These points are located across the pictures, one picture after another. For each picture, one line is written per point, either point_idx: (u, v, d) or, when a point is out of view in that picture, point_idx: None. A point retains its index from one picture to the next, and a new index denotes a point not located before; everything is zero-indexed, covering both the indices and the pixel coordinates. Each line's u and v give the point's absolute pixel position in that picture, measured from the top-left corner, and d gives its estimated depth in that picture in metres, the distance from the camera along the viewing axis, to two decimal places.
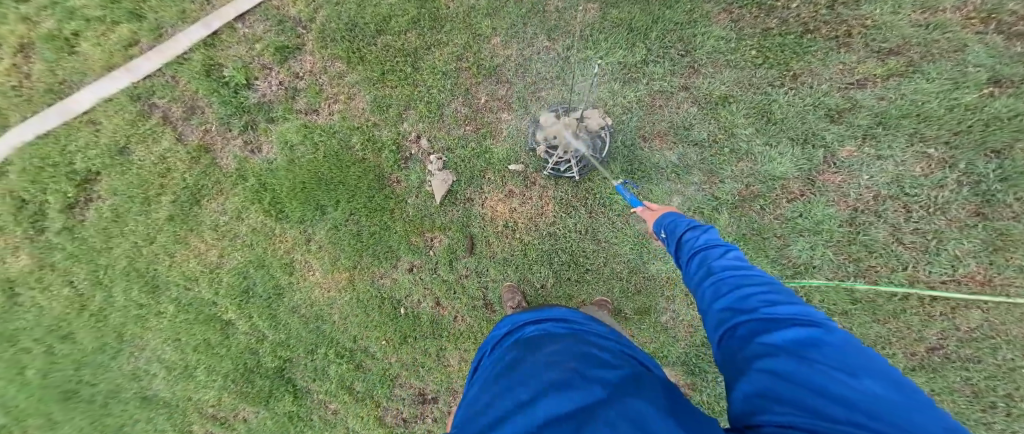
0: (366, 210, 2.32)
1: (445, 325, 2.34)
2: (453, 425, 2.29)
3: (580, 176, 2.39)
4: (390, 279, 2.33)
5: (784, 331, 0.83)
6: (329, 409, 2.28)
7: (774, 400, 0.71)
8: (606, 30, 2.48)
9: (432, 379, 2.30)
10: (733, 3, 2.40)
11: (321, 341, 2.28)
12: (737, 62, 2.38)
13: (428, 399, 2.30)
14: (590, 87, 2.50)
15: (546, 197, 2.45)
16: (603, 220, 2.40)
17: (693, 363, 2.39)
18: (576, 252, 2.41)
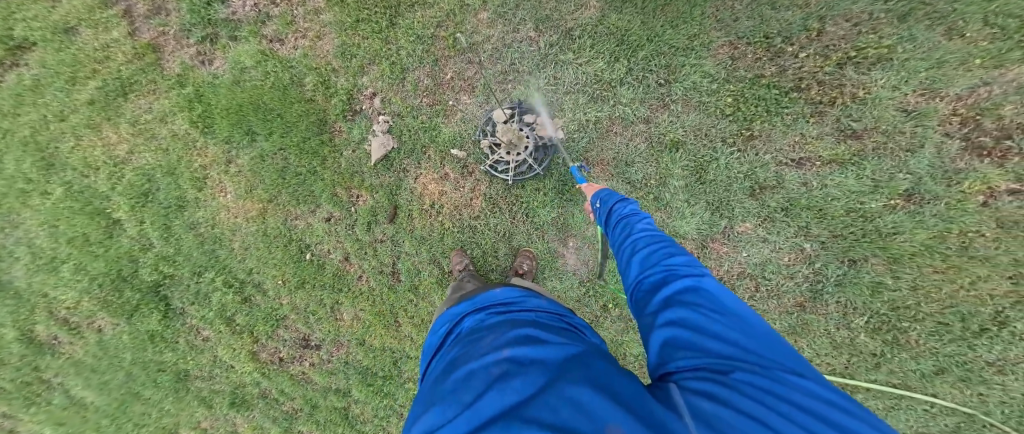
0: (297, 148, 2.38)
1: (349, 282, 2.45)
2: (326, 373, 2.48)
3: (514, 181, 2.36)
4: (302, 224, 2.43)
5: (676, 283, 1.01)
6: (197, 336, 2.48)
7: (681, 346, 0.84)
8: (600, 34, 2.27)
9: (322, 328, 2.47)
10: (741, 39, 2.16)
11: (209, 264, 2.43)
12: (710, 105, 2.21)
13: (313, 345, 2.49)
14: (559, 90, 2.34)
15: (478, 191, 2.42)
16: (522, 228, 2.42)
17: None
18: (487, 251, 2.43)
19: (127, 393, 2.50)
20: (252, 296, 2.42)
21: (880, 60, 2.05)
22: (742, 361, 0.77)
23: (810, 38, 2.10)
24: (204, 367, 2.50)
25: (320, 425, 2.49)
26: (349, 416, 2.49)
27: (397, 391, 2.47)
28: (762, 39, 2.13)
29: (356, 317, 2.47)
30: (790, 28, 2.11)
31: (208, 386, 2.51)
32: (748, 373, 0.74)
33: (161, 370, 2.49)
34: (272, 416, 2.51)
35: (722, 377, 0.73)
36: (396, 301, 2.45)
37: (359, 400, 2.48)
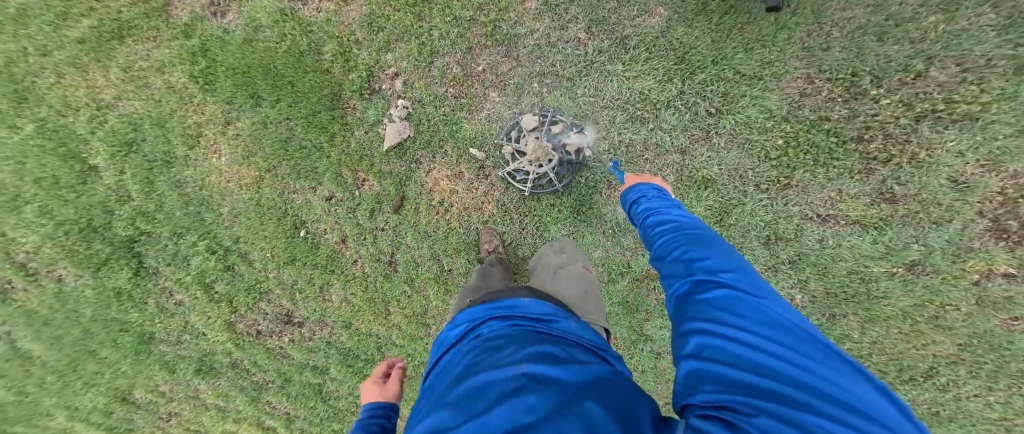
0: (307, 121, 2.19)
1: (342, 265, 2.34)
2: (308, 351, 2.45)
3: (530, 192, 2.29)
4: (299, 199, 2.26)
5: (709, 288, 0.83)
6: (169, 298, 2.30)
7: (707, 374, 0.68)
8: (659, 48, 2.23)
9: (307, 307, 2.38)
10: (821, 73, 2.17)
11: (190, 225, 2.23)
12: (755, 144, 2.24)
13: (296, 322, 2.41)
14: (599, 104, 2.28)
15: (491, 198, 2.34)
16: (529, 241, 2.37)
17: None
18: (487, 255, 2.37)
19: (83, 349, 2.34)
20: (238, 265, 2.26)
21: (960, 120, 2.07)
22: (787, 403, 0.59)
23: (905, 79, 2.11)
24: (170, 331, 2.35)
25: (290, 397, 2.52)
26: (323, 392, 2.53)
27: None
28: (847, 77, 2.15)
29: (344, 300, 2.39)
30: (892, 66, 2.10)
31: (173, 351, 2.38)
32: (785, 421, 0.56)
33: (124, 330, 2.33)
34: (239, 386, 2.48)
35: (747, 421, 0.57)
36: (390, 287, 2.39)
37: (336, 378, 2.51)
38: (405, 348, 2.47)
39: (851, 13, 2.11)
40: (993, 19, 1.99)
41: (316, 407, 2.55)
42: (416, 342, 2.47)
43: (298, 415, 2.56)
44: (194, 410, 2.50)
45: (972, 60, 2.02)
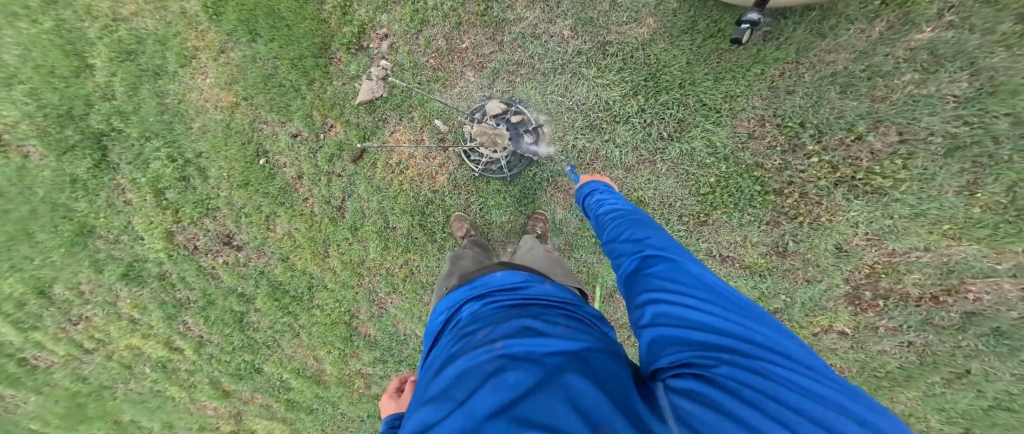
0: (291, 63, 2.26)
1: (292, 200, 2.42)
2: (239, 277, 2.49)
3: (478, 173, 2.45)
4: (264, 130, 2.32)
5: (658, 270, 1.07)
6: (120, 196, 2.35)
7: (666, 339, 0.88)
8: (634, 59, 2.32)
9: (249, 232, 2.44)
10: (774, 117, 2.26)
11: (159, 131, 2.30)
12: (691, 177, 2.37)
13: (234, 245, 2.46)
14: (566, 105, 2.39)
15: (445, 170, 2.47)
16: (471, 218, 2.53)
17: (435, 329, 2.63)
18: (426, 220, 2.52)
19: (19, 228, 2.33)
20: (195, 181, 2.34)
21: (871, 193, 2.18)
22: (733, 353, 0.80)
23: (845, 140, 2.17)
24: (113, 228, 2.37)
25: (207, 321, 2.53)
26: (243, 321, 2.57)
27: (300, 312, 2.58)
28: (795, 126, 2.22)
29: (287, 233, 2.47)
30: (833, 125, 2.18)
31: (107, 249, 2.39)
32: (734, 365, 0.77)
33: (65, 219, 2.34)
34: (159, 300, 2.48)
35: (709, 371, 0.77)
36: (332, 232, 2.48)
37: (259, 309, 2.56)
38: (334, 293, 2.58)
39: (834, 58, 2.14)
40: (965, 91, 1.97)
41: (232, 335, 2.58)
42: (347, 289, 2.58)
43: (213, 340, 2.59)
44: (107, 317, 2.48)
45: (913, 129, 2.07)
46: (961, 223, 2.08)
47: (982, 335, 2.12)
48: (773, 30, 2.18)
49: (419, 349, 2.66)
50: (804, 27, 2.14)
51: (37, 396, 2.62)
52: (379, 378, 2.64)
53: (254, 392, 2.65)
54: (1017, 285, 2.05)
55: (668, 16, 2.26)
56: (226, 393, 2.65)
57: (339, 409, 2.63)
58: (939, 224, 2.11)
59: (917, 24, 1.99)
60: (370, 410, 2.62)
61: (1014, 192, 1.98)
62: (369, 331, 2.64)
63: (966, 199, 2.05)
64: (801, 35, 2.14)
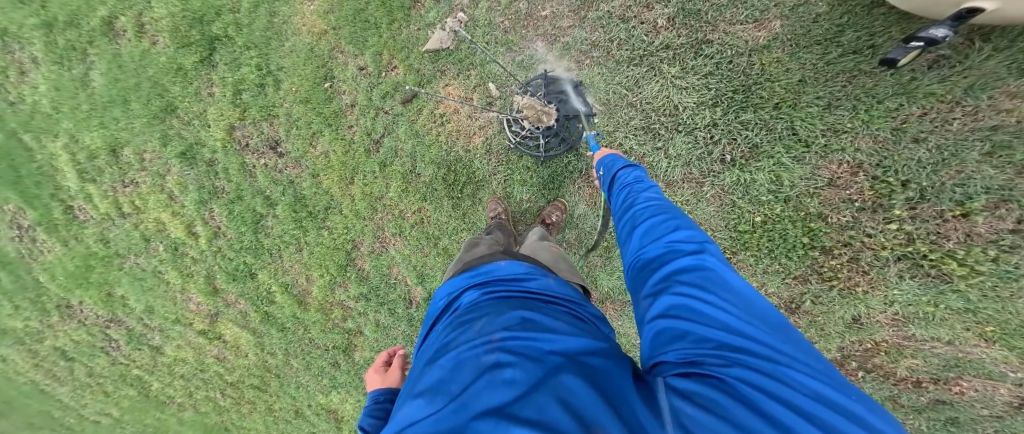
0: (381, 3, 2.29)
1: (339, 124, 2.49)
2: (271, 179, 2.73)
3: (514, 146, 2.19)
4: (338, 58, 2.42)
5: (679, 259, 0.95)
6: (206, 88, 2.74)
7: (677, 335, 0.77)
8: (731, 65, 1.88)
9: (293, 144, 2.63)
10: (881, 166, 1.77)
11: (258, 43, 2.55)
12: (733, 209, 1.97)
13: (279, 153, 2.69)
14: (627, 100, 2.00)
15: (483, 132, 2.26)
16: (492, 186, 2.31)
17: (425, 279, 2.55)
18: (449, 176, 2.35)
19: (120, 96, 2.81)
20: (264, 92, 2.60)
21: (930, 276, 1.78)
22: (746, 353, 0.69)
23: (946, 214, 1.71)
24: (187, 111, 2.79)
25: (228, 214, 2.82)
26: (260, 223, 2.82)
27: (310, 229, 2.72)
28: (894, 183, 1.75)
29: (325, 153, 2.59)
30: (942, 193, 1.70)
31: (178, 128, 2.81)
32: (749, 367, 0.66)
33: (157, 95, 2.80)
34: (200, 184, 2.85)
35: (717, 371, 0.66)
36: (363, 161, 2.49)
37: (277, 216, 2.79)
38: (347, 221, 2.63)
39: (1012, 106, 1.56)
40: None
41: (244, 233, 2.85)
42: (359, 220, 2.60)
43: (227, 235, 2.88)
44: (151, 188, 2.87)
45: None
46: (1007, 327, 1.71)
47: (933, 418, 1.86)
48: (953, 54, 1.61)
49: (404, 298, 2.60)
50: (1001, 58, 1.55)
51: (61, 247, 2.92)
52: (359, 314, 2.71)
53: (240, 297, 2.89)
54: (1014, 393, 1.74)
55: (806, 21, 1.77)
56: (214, 291, 2.90)
57: (309, 338, 2.81)
58: (980, 323, 1.75)
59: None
60: (333, 342, 2.76)
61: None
62: (364, 266, 2.66)
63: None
64: (990, 67, 1.56)
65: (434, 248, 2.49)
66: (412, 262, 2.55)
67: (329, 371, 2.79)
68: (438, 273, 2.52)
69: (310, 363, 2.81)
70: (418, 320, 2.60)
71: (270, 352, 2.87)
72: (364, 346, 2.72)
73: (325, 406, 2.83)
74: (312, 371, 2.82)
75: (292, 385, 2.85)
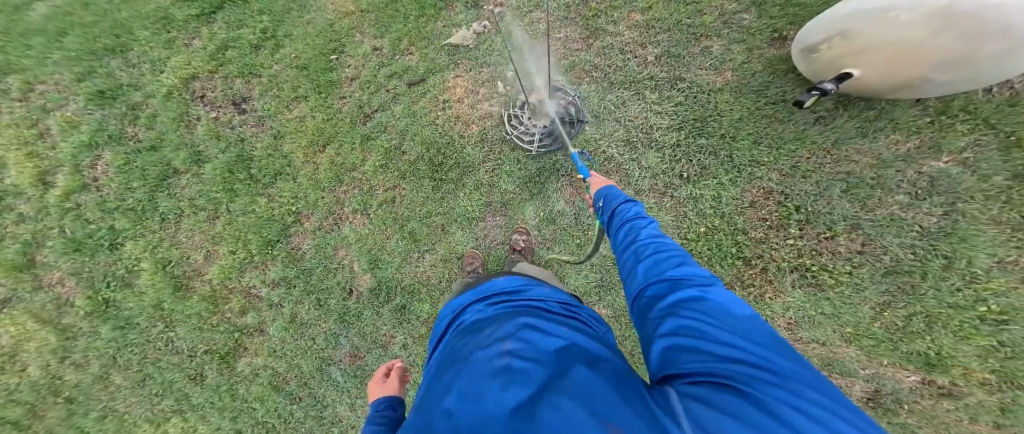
0: None
1: (330, 95, 2.12)
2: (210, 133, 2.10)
3: (510, 139, 2.14)
4: (355, 36, 2.15)
5: (680, 292, 0.92)
6: (187, 40, 2.14)
7: (686, 351, 0.77)
8: (694, 100, 2.16)
9: (264, 104, 2.12)
10: (781, 193, 2.12)
11: (274, 9, 2.15)
12: (687, 217, 2.16)
13: (239, 110, 2.12)
14: (613, 116, 2.18)
15: (482, 122, 2.15)
16: (480, 174, 2.14)
17: (379, 257, 2.14)
18: (436, 154, 2.13)
19: (59, 28, 2.11)
20: (247, 57, 2.13)
21: (813, 285, 2.08)
22: (752, 372, 0.67)
23: (821, 235, 2.09)
24: (142, 55, 2.14)
25: (124, 165, 2.10)
26: (168, 180, 2.12)
27: (243, 195, 2.11)
28: (791, 208, 2.11)
29: (301, 118, 2.13)
30: (819, 218, 2.09)
31: (114, 69, 2.11)
32: (759, 384, 0.64)
33: (112, 35, 2.11)
34: (100, 125, 2.11)
35: (727, 392, 0.64)
36: (345, 130, 2.10)
37: (200, 176, 2.12)
38: (298, 187, 2.12)
39: (858, 159, 2.05)
40: (933, 226, 1.97)
41: (133, 192, 2.13)
42: (315, 190, 2.12)
43: (105, 188, 2.14)
44: (18, 121, 2.10)
45: (875, 245, 2.04)
46: (860, 329, 2.02)
47: None
48: (827, 115, 2.08)
49: (343, 286, 2.13)
50: (854, 122, 2.05)
51: None
52: (268, 306, 2.15)
53: (69, 276, 2.15)
54: (863, 388, 1.99)
55: (746, 75, 2.13)
56: (31, 264, 2.14)
57: (171, 334, 2.16)
58: (842, 326, 2.03)
59: (942, 151, 1.96)
60: (211, 344, 2.15)
61: (914, 321, 1.97)
62: (302, 245, 2.15)
63: (875, 313, 2.01)
64: (848, 128, 2.05)
65: (399, 231, 2.14)
66: (362, 246, 2.14)
67: (178, 388, 2.15)
68: (396, 259, 2.14)
69: (145, 379, 2.15)
70: (354, 315, 2.12)
71: (75, 363, 2.15)
72: (256, 351, 2.14)
73: None
74: (143, 390, 2.16)
75: (91, 415, 2.13)
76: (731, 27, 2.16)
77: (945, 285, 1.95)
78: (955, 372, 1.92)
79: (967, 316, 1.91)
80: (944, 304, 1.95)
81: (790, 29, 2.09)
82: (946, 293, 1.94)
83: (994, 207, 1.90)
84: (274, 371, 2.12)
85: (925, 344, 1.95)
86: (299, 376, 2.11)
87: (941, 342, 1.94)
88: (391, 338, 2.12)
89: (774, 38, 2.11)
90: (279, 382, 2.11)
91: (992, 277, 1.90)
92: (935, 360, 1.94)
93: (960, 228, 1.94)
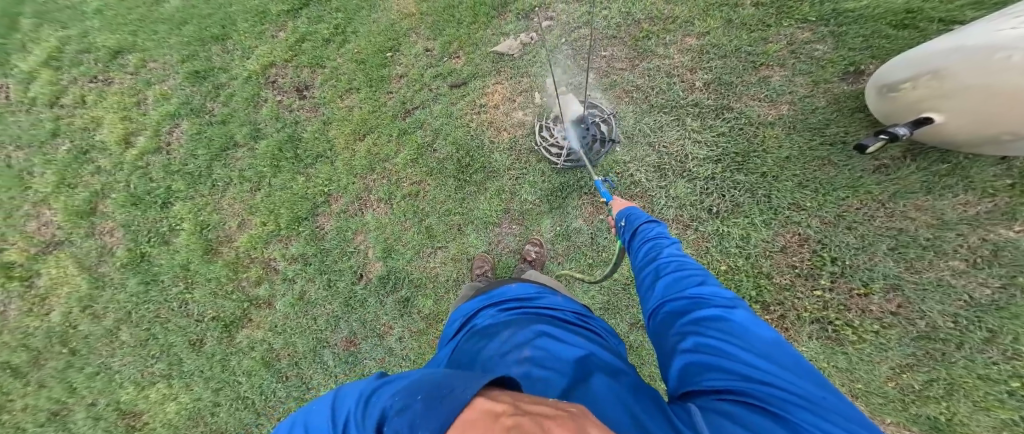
0: (473, 4, 2.27)
1: (380, 89, 2.28)
2: (269, 112, 2.35)
3: (537, 150, 2.07)
4: (411, 37, 2.31)
5: (700, 309, 0.80)
6: (274, 31, 2.46)
7: (708, 377, 0.65)
8: (739, 131, 1.97)
9: (324, 92, 2.34)
10: (815, 242, 1.85)
11: (349, 9, 2.40)
12: (709, 252, 1.90)
13: (303, 96, 2.36)
14: (647, 139, 2.02)
15: (514, 130, 2.12)
16: (503, 181, 2.09)
17: (393, 246, 2.15)
18: (464, 156, 2.14)
19: (182, 18, 2.51)
20: (314, 45, 2.39)
21: (831, 339, 1.78)
22: (784, 405, 0.57)
23: (853, 291, 1.80)
24: (237, 43, 2.46)
25: (195, 135, 2.37)
26: (226, 152, 2.35)
27: (285, 172, 2.28)
28: (824, 258, 1.82)
29: (350, 108, 2.30)
30: (855, 272, 1.80)
31: (213, 55, 2.46)
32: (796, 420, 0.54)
33: (219, 26, 2.48)
34: (186, 100, 2.42)
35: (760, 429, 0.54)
36: (385, 122, 2.23)
37: (253, 151, 2.33)
38: (333, 171, 2.25)
39: (915, 216, 1.78)
40: (984, 297, 1.69)
41: (196, 158, 2.36)
42: (348, 175, 2.23)
43: (173, 153, 2.39)
44: (123, 90, 2.46)
45: (912, 308, 1.75)
46: (871, 386, 1.72)
47: None
48: (891, 164, 1.82)
49: (354, 270, 2.15)
50: (919, 175, 1.79)
51: None
52: (281, 279, 2.19)
53: (119, 228, 2.33)
54: None
55: (806, 110, 1.92)
56: (90, 212, 2.34)
57: (187, 297, 2.22)
58: (853, 381, 1.74)
59: (1015, 218, 1.68)
60: (218, 312, 2.18)
61: (933, 385, 1.68)
62: (326, 225, 2.22)
63: (891, 372, 1.72)
64: (911, 179, 1.79)
65: (417, 225, 2.14)
66: (379, 234, 2.16)
67: (175, 352, 2.16)
68: (409, 252, 2.13)
69: (148, 339, 2.19)
70: (359, 300, 2.12)
71: (94, 314, 2.23)
72: (258, 324, 2.16)
73: (124, 404, 2.12)
74: (139, 350, 2.18)
75: (88, 368, 2.15)
76: (799, 57, 1.97)
77: (980, 356, 1.66)
78: None
79: (995, 389, 1.62)
80: (973, 374, 1.65)
81: (870, 62, 1.88)
82: (978, 362, 1.65)
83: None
84: (270, 347, 2.12)
85: (937, 409, 1.66)
86: (292, 354, 2.10)
87: (958, 409, 1.64)
88: (389, 329, 2.08)
89: (849, 71, 1.90)
90: (271, 358, 2.10)
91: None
92: (944, 428, 1.64)
93: (1014, 304, 1.65)
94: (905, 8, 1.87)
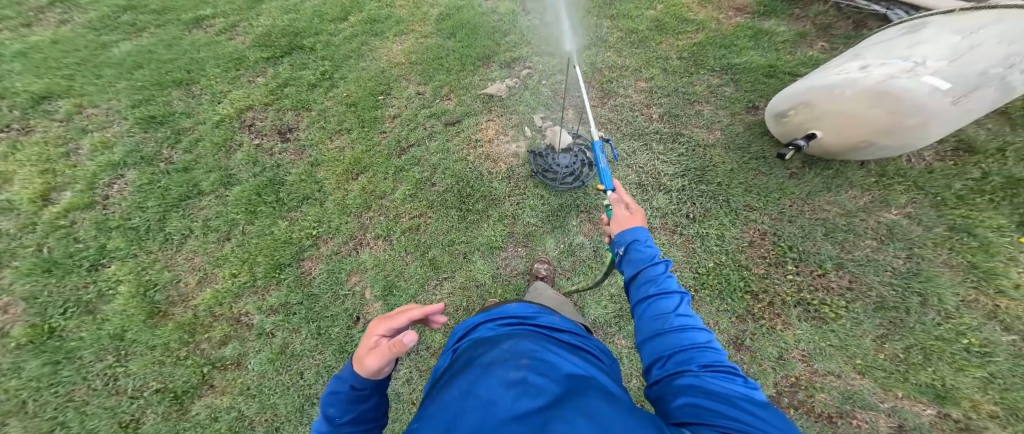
0: (458, 57, 2.63)
1: (375, 128, 2.38)
2: (245, 156, 2.25)
3: (538, 176, 2.25)
4: (402, 82, 2.53)
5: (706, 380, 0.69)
6: (250, 77, 2.51)
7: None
8: (693, 153, 2.41)
9: (311, 135, 2.34)
10: (774, 235, 2.17)
11: (336, 58, 2.60)
12: (698, 251, 2.15)
13: (286, 139, 2.34)
14: (625, 163, 2.38)
15: (509, 161, 2.33)
16: (506, 205, 2.22)
17: (393, 278, 2.04)
18: (466, 187, 2.25)
19: (135, 63, 2.50)
20: (304, 94, 2.46)
21: (817, 319, 1.93)
22: None
23: (814, 272, 2.05)
24: (205, 88, 2.45)
25: (145, 184, 2.13)
26: (186, 201, 2.13)
27: (264, 216, 2.13)
28: (784, 247, 2.12)
29: (341, 149, 2.32)
30: (810, 256, 2.08)
31: (175, 99, 2.39)
32: None
33: (184, 71, 2.48)
34: (135, 147, 2.22)
35: None
36: (381, 161, 2.28)
37: (223, 198, 2.16)
38: (323, 212, 2.16)
39: (829, 208, 2.20)
40: (902, 266, 2.00)
41: (144, 211, 2.09)
42: (341, 215, 2.16)
43: (112, 207, 2.08)
44: (53, 137, 2.19)
45: (861, 281, 2.00)
46: (867, 360, 1.80)
47: None
48: (799, 171, 2.31)
49: (349, 314, 1.96)
50: (819, 178, 2.28)
51: None
52: (257, 335, 1.91)
53: (19, 299, 1.84)
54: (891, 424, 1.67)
55: (733, 136, 2.43)
56: None
57: (118, 371, 1.78)
58: (851, 357, 1.82)
59: (890, 205, 2.16)
60: (166, 382, 1.78)
61: (912, 352, 1.79)
62: (313, 269, 2.06)
63: (876, 345, 1.84)
64: (816, 181, 2.27)
65: (420, 257, 2.09)
66: (381, 272, 2.05)
67: None
68: (413, 286, 2.02)
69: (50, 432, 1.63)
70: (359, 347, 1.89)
71: None
72: (222, 390, 1.79)
73: None
74: None
75: None
76: (718, 97, 2.55)
77: (926, 318, 1.85)
78: (965, 404, 1.66)
79: (955, 347, 1.77)
80: (932, 336, 1.81)
81: (760, 100, 2.50)
82: (929, 324, 1.83)
83: (943, 253, 1.99)
84: (239, 413, 1.74)
85: (930, 376, 1.73)
86: (270, 419, 1.74)
87: (942, 372, 1.72)
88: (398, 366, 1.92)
89: (749, 106, 2.50)
90: (240, 427, 1.71)
91: (962, 313, 1.84)
92: (945, 394, 1.68)
93: (923, 269, 1.96)
94: (767, 64, 2.59)
